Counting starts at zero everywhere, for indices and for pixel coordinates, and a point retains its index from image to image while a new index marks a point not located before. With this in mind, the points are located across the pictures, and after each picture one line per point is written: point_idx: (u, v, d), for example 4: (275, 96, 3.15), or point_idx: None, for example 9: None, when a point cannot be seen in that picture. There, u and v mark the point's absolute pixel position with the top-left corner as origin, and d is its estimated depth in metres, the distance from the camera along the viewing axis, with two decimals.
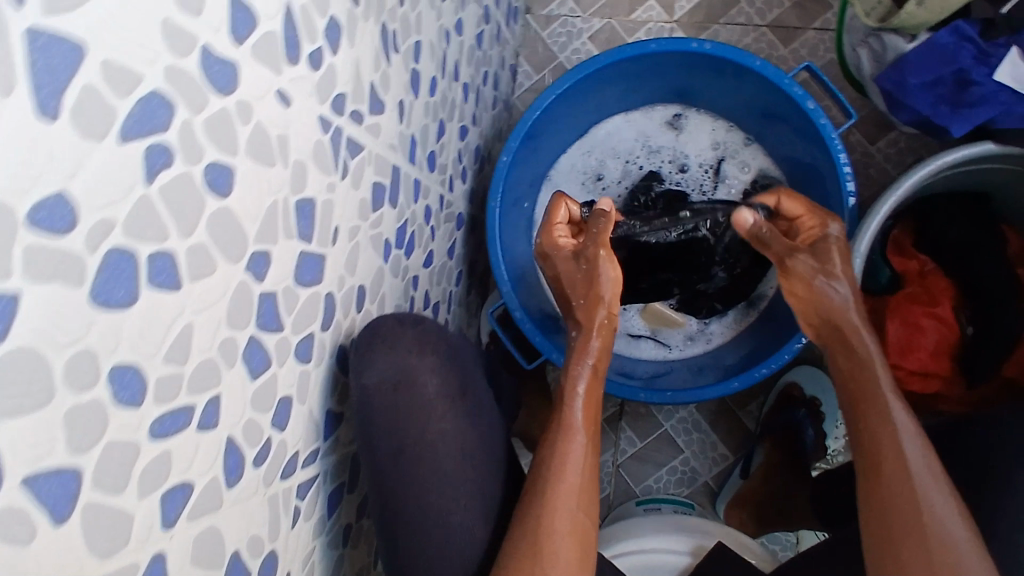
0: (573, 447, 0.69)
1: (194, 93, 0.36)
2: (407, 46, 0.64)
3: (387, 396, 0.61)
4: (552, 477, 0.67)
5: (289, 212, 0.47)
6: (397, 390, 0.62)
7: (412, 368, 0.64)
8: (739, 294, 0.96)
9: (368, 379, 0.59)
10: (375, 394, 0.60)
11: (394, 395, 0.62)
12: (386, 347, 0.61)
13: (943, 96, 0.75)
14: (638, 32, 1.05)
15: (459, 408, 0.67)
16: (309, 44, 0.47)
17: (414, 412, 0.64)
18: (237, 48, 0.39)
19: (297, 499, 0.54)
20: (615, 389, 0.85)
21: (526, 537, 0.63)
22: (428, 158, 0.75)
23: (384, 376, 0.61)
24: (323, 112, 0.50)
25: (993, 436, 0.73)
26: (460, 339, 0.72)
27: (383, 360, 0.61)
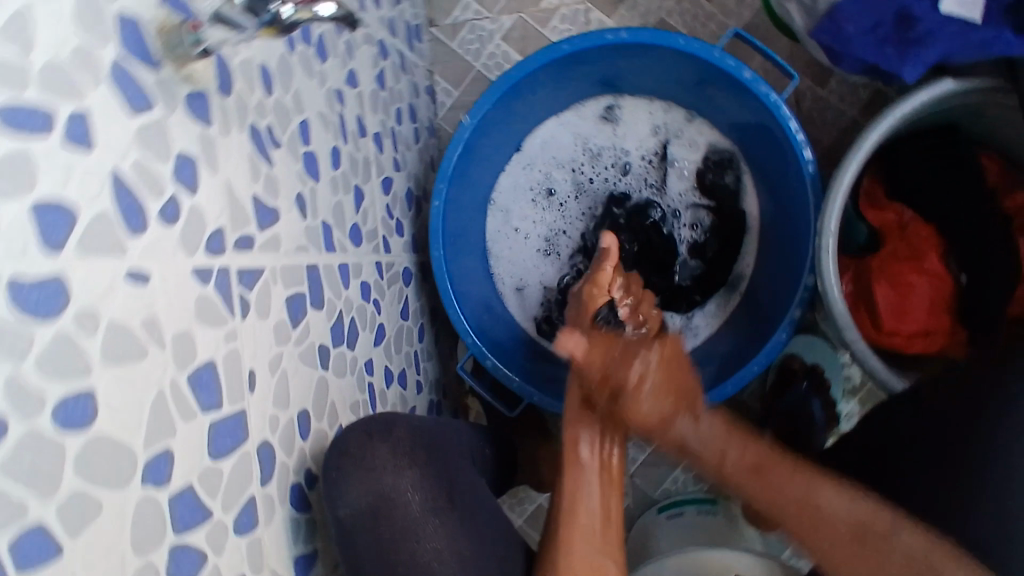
0: (581, 486, 0.72)
1: (11, 339, 0.30)
2: (289, 134, 0.58)
3: (366, 527, 0.54)
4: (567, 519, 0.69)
5: (183, 391, 0.41)
6: (377, 520, 0.55)
7: (390, 490, 0.56)
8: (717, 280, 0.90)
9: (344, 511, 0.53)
10: (356, 532, 0.54)
11: (375, 525, 0.55)
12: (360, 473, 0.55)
13: (885, 40, 0.69)
14: (552, 20, 0.97)
15: (450, 521, 0.59)
16: (155, 200, 0.40)
17: (401, 539, 0.56)
18: (55, 257, 0.33)
19: None
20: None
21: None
22: (352, 233, 0.69)
23: (361, 508, 0.54)
24: (198, 262, 0.44)
25: (990, 391, 0.66)
26: (432, 427, 0.65)
27: (355, 489, 0.54)
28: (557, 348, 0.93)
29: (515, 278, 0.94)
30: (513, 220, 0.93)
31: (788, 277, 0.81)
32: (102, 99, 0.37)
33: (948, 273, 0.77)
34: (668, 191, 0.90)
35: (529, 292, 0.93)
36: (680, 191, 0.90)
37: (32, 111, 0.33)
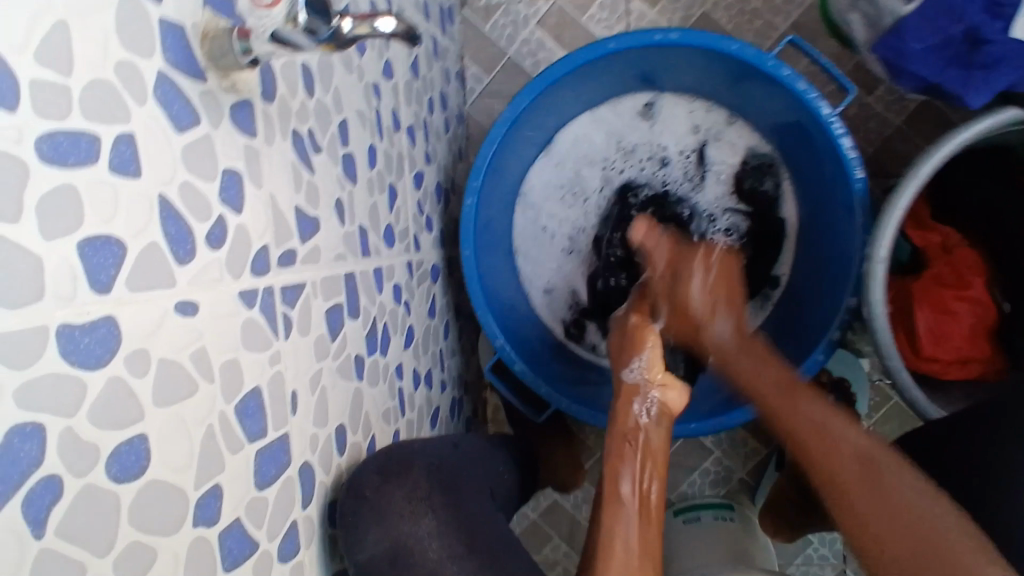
0: (619, 521, 0.65)
1: (66, 393, 0.29)
2: (330, 137, 0.55)
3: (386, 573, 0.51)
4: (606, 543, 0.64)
5: (231, 423, 0.40)
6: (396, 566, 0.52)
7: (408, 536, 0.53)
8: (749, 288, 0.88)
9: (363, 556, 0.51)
10: None
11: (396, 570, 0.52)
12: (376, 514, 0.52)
13: (951, 59, 0.66)
14: (591, 7, 0.93)
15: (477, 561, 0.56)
16: (202, 224, 0.38)
17: None
18: (105, 298, 0.31)
19: None
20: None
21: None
22: (386, 235, 0.66)
23: (381, 549, 0.52)
24: (243, 284, 0.42)
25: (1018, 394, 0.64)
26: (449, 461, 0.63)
27: (376, 530, 0.51)
28: (583, 351, 0.91)
29: (543, 277, 0.92)
30: (543, 219, 0.91)
31: (828, 293, 0.78)
32: (149, 118, 0.34)
33: (991, 300, 0.76)
34: (704, 194, 0.88)
35: (557, 295, 0.92)
36: (716, 195, 0.88)
37: (77, 137, 0.30)
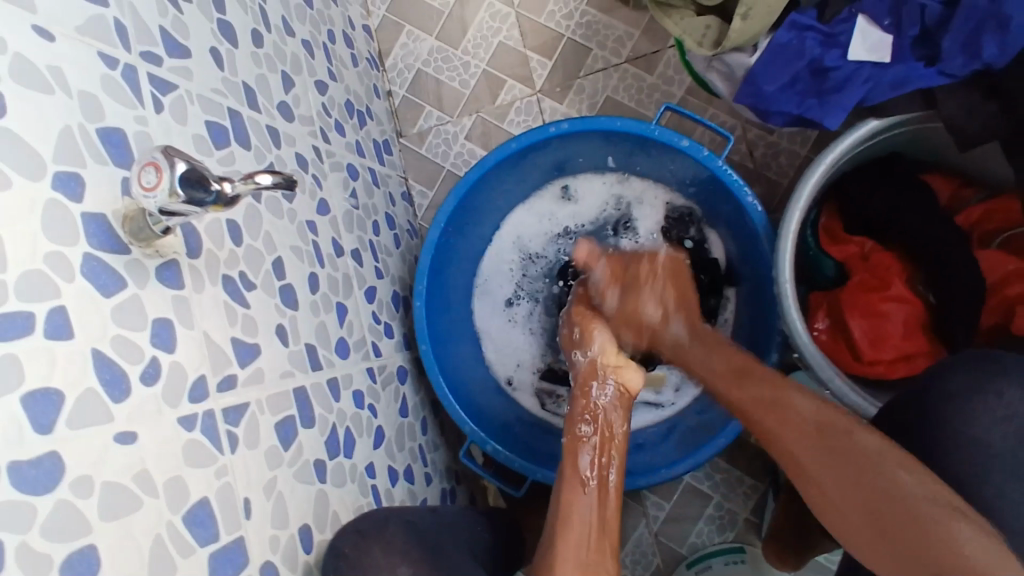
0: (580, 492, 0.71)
1: (15, 516, 0.37)
2: (264, 274, 0.64)
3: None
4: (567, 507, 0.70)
5: (178, 531, 0.46)
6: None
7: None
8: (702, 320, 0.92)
9: None
10: None
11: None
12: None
13: (806, 92, 0.73)
14: (509, 113, 1.05)
15: None
16: (137, 364, 0.47)
17: None
18: (49, 437, 0.39)
19: None
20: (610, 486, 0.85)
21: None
22: (338, 348, 0.74)
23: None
24: (182, 412, 0.49)
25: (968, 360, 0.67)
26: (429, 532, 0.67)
27: None
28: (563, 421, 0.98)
29: (512, 359, 0.99)
30: (500, 303, 1.00)
31: (763, 323, 0.84)
32: (78, 290, 0.44)
33: (917, 294, 0.78)
34: None
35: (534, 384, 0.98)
36: None
37: (13, 316, 0.39)
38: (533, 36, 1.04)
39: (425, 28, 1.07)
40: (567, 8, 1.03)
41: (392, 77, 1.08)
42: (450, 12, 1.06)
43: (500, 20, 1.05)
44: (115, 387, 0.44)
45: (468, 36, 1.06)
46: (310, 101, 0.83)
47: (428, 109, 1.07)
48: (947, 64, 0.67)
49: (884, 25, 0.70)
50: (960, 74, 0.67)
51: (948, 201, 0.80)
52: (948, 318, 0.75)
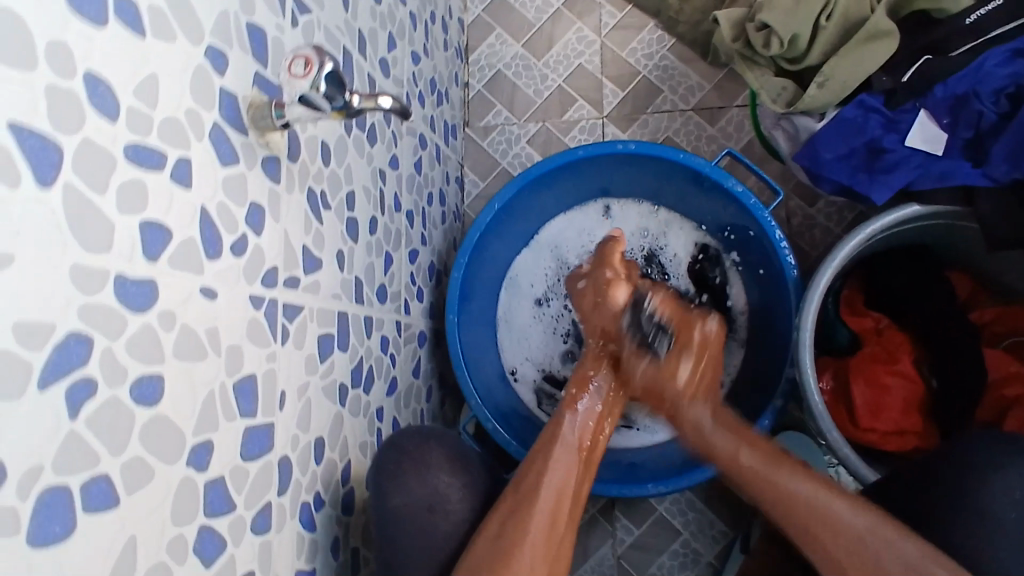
0: (555, 462, 0.73)
1: (113, 322, 0.39)
2: (339, 201, 0.68)
3: (419, 515, 0.69)
4: (530, 485, 0.70)
5: (227, 395, 0.49)
6: (431, 513, 0.70)
7: (442, 490, 0.72)
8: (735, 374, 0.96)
9: (397, 501, 0.68)
10: (408, 515, 0.68)
11: (428, 517, 0.70)
12: (415, 474, 0.70)
13: (859, 167, 0.79)
14: (572, 130, 1.11)
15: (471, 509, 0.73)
16: (231, 234, 0.50)
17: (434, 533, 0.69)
18: (153, 265, 0.42)
19: None
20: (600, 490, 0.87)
21: (497, 550, 0.64)
22: (378, 293, 0.78)
23: (414, 499, 0.69)
24: (255, 291, 0.53)
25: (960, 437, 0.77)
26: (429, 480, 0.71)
27: (413, 483, 0.70)
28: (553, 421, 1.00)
29: (522, 351, 1.03)
30: (524, 300, 1.04)
31: (771, 368, 0.90)
32: (203, 151, 0.47)
33: (920, 376, 0.84)
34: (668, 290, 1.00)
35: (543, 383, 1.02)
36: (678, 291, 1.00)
37: (152, 150, 0.42)
38: (612, 67, 1.11)
39: (514, 35, 1.14)
40: (649, 48, 1.10)
41: (472, 71, 1.14)
42: (541, 26, 1.13)
43: (585, 45, 1.12)
44: (212, 245, 0.47)
45: (552, 51, 1.13)
46: (404, 66, 0.88)
47: (499, 107, 1.13)
48: (992, 167, 0.74)
49: (941, 122, 0.77)
50: (1002, 179, 0.73)
51: (966, 300, 0.87)
52: (946, 404, 0.81)
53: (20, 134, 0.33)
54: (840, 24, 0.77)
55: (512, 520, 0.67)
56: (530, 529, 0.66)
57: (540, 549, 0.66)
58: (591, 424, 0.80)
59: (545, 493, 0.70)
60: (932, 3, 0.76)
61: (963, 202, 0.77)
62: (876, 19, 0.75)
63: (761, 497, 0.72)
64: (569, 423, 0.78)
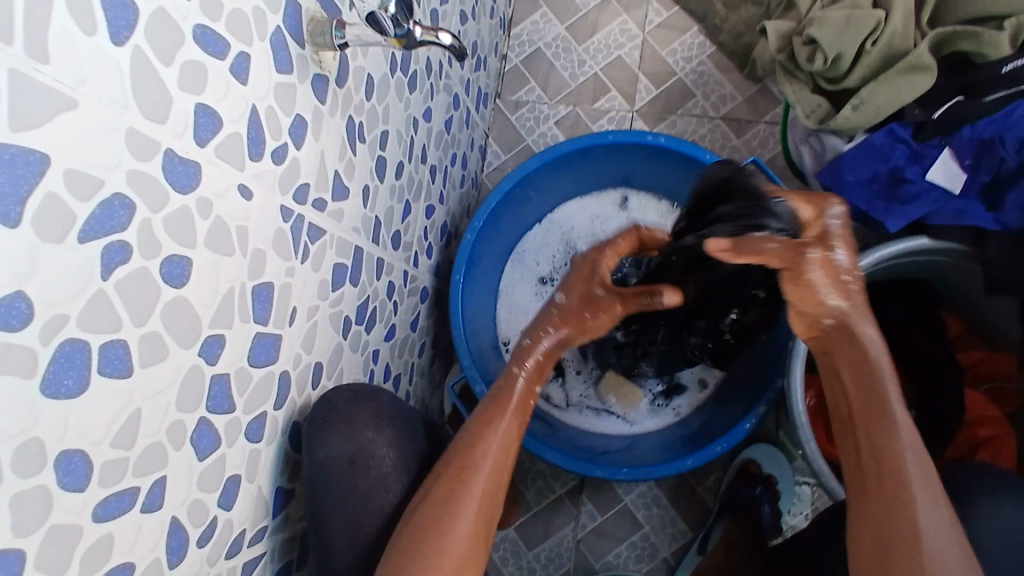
0: (493, 425, 0.68)
1: (155, 194, 0.39)
2: (373, 136, 0.69)
3: (342, 473, 0.64)
4: (466, 453, 0.65)
5: (245, 296, 0.49)
6: (354, 467, 0.65)
7: (367, 444, 0.68)
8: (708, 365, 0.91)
9: (323, 453, 0.62)
10: (331, 469, 0.63)
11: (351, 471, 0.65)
12: (340, 424, 0.64)
13: (878, 192, 0.81)
14: (601, 119, 1.13)
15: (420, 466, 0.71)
16: (273, 140, 0.50)
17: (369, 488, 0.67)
18: (200, 150, 0.42)
19: (248, 545, 0.55)
20: (577, 469, 0.89)
21: (434, 502, 0.63)
22: (393, 238, 0.79)
23: (338, 452, 0.64)
24: (286, 202, 0.53)
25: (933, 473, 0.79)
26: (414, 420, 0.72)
27: (337, 436, 0.64)
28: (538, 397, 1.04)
29: (519, 323, 1.05)
30: (529, 275, 1.06)
31: (761, 376, 0.92)
32: (262, 50, 0.47)
33: None
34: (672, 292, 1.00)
35: None
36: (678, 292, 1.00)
37: (217, 37, 0.42)
38: (650, 63, 1.12)
39: (559, 16, 1.14)
40: (690, 51, 1.11)
41: (512, 45, 1.15)
42: (588, 12, 1.14)
43: (627, 38, 1.13)
44: (255, 145, 0.47)
45: (594, 39, 1.13)
46: (452, 22, 0.88)
47: (533, 85, 1.14)
48: (1004, 214, 0.75)
49: (963, 162, 0.78)
50: (1012, 225, 0.75)
51: (954, 340, 0.89)
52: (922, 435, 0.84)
53: None
54: (884, 52, 0.79)
55: (448, 488, 0.63)
56: (461, 509, 0.63)
57: (472, 525, 0.63)
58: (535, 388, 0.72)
59: (475, 465, 0.65)
60: (971, 46, 0.78)
61: (971, 242, 0.78)
62: (917, 51, 0.77)
63: (877, 498, 0.60)
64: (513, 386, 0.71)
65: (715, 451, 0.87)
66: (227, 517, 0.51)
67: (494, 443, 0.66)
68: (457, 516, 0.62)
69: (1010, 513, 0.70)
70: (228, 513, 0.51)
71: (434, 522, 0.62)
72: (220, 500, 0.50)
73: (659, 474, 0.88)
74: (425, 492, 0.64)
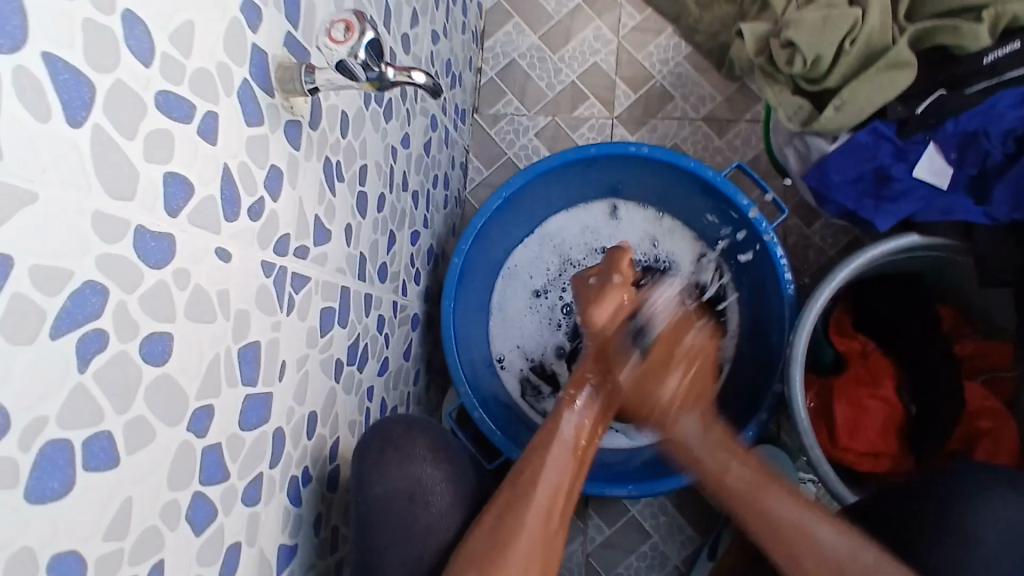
0: (552, 455, 0.71)
1: (128, 274, 0.37)
2: (352, 173, 0.67)
3: (400, 504, 0.66)
4: (525, 488, 0.68)
5: (231, 361, 0.48)
6: (412, 502, 0.67)
7: (425, 480, 0.68)
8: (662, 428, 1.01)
9: (378, 489, 0.66)
10: (388, 504, 0.65)
11: (409, 508, 0.66)
12: (396, 459, 0.68)
13: (865, 192, 0.82)
14: (581, 127, 1.11)
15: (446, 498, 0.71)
16: (249, 196, 0.49)
17: (413, 521, 0.66)
18: (173, 220, 0.41)
19: None
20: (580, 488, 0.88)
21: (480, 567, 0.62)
22: (380, 271, 0.77)
23: (396, 489, 0.66)
24: (266, 256, 0.51)
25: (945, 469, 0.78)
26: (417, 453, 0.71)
27: (395, 474, 0.67)
28: (536, 415, 1.01)
29: (513, 341, 1.04)
30: (521, 291, 1.05)
31: (761, 380, 0.91)
32: (230, 107, 0.45)
33: (901, 402, 0.87)
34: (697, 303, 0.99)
35: (532, 375, 1.02)
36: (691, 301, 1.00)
37: (180, 100, 0.41)
38: (626, 68, 1.11)
39: (531, 26, 1.13)
40: (665, 54, 1.10)
41: (486, 58, 1.13)
42: (560, 19, 1.12)
43: (601, 44, 1.12)
44: (231, 206, 0.45)
45: (568, 46, 1.12)
46: (424, 43, 0.86)
47: (510, 97, 1.12)
48: (993, 207, 0.77)
49: (948, 157, 0.79)
50: (1002, 219, 0.77)
51: (950, 332, 0.90)
52: (924, 428, 0.84)
53: (52, 65, 0.32)
54: (863, 50, 0.78)
55: (502, 525, 0.64)
56: (517, 540, 0.64)
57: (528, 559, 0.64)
58: (585, 426, 0.76)
59: (532, 498, 0.67)
60: (950, 38, 0.77)
61: (962, 236, 0.79)
62: (897, 48, 0.77)
63: (782, 532, 0.68)
64: (563, 421, 0.75)
65: (720, 461, 0.86)
66: None
67: (553, 477, 0.69)
68: (511, 549, 0.63)
69: (1017, 508, 0.71)
70: None
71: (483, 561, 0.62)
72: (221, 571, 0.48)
73: (666, 488, 0.87)
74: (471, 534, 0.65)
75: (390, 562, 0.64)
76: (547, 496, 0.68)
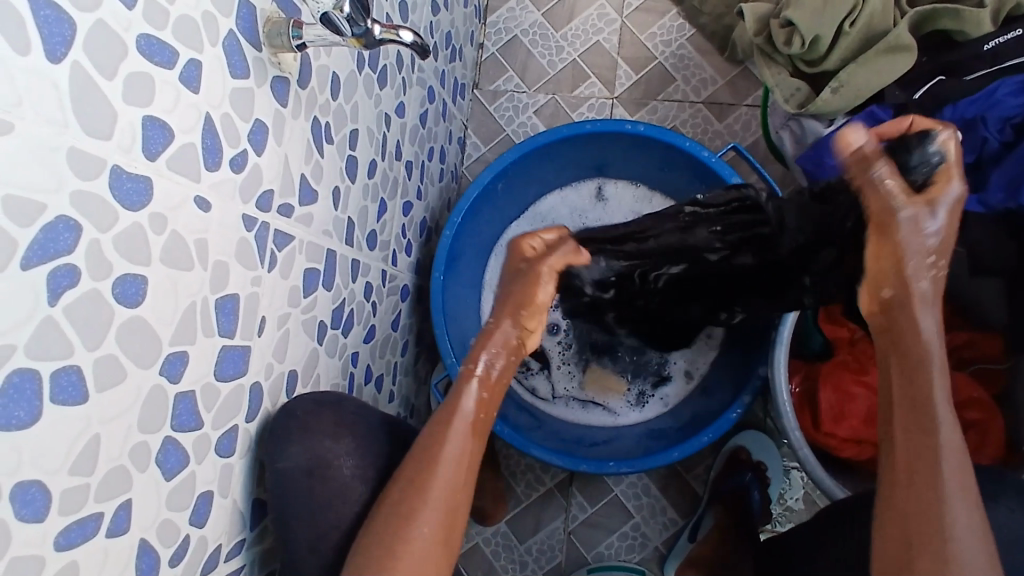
0: (452, 433, 0.61)
1: (104, 213, 0.38)
2: (342, 137, 0.67)
3: (300, 484, 0.58)
4: (427, 466, 0.59)
5: (208, 310, 0.48)
6: (312, 479, 0.58)
7: (326, 453, 0.61)
8: (641, 414, 1.02)
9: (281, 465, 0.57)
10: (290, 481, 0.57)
11: (309, 483, 0.58)
12: (302, 433, 0.58)
13: None
14: (581, 106, 1.11)
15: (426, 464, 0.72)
16: (232, 147, 0.49)
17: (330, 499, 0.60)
18: (151, 163, 0.41)
19: (225, 559, 0.55)
20: (561, 462, 0.88)
21: (397, 510, 0.57)
22: (369, 238, 0.77)
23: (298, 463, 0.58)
24: (248, 211, 0.52)
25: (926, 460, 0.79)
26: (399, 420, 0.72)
27: (298, 446, 0.58)
28: (524, 390, 1.03)
29: None
30: None
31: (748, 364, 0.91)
32: (214, 56, 0.45)
33: None
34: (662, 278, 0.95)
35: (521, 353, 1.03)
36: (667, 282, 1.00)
37: (163, 45, 0.41)
38: (629, 48, 1.10)
39: (535, 2, 1.12)
40: (669, 35, 1.09)
41: (488, 33, 1.12)
42: None
43: (605, 23, 1.11)
44: (212, 155, 0.46)
45: (571, 25, 1.11)
46: (423, 13, 0.86)
47: (511, 74, 1.12)
48: (988, 195, 0.77)
49: None
50: (997, 206, 0.77)
51: (938, 323, 0.91)
52: None
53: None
54: (863, 32, 0.77)
55: (409, 505, 0.57)
56: (422, 521, 0.56)
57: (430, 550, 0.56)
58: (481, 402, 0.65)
59: (436, 476, 0.58)
60: (952, 23, 0.77)
61: (956, 225, 0.79)
62: (897, 32, 0.76)
63: (909, 485, 0.55)
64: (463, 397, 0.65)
65: (701, 442, 0.86)
66: (200, 533, 0.50)
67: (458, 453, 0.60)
68: (414, 531, 0.56)
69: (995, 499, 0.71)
70: (201, 529, 0.50)
71: (392, 543, 0.56)
72: (192, 518, 0.49)
73: (648, 465, 0.87)
74: (378, 513, 0.57)
75: (300, 538, 0.58)
76: (450, 480, 0.59)
